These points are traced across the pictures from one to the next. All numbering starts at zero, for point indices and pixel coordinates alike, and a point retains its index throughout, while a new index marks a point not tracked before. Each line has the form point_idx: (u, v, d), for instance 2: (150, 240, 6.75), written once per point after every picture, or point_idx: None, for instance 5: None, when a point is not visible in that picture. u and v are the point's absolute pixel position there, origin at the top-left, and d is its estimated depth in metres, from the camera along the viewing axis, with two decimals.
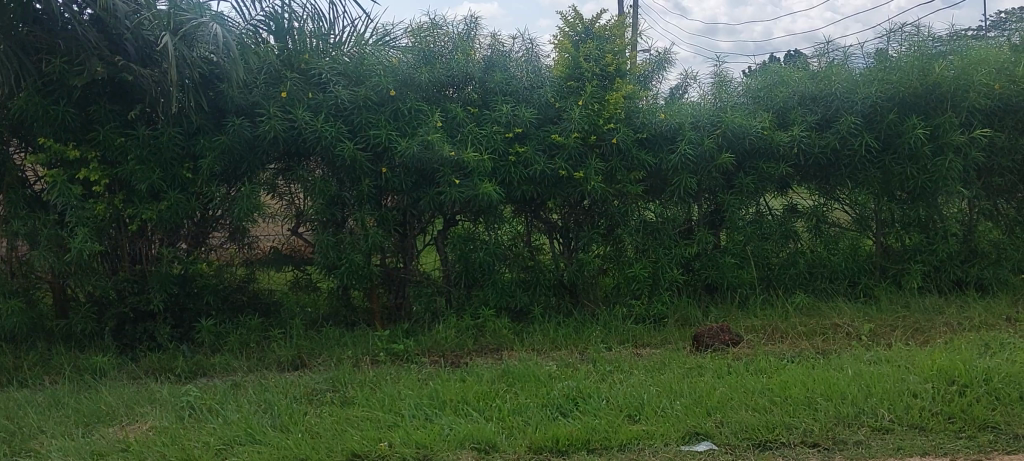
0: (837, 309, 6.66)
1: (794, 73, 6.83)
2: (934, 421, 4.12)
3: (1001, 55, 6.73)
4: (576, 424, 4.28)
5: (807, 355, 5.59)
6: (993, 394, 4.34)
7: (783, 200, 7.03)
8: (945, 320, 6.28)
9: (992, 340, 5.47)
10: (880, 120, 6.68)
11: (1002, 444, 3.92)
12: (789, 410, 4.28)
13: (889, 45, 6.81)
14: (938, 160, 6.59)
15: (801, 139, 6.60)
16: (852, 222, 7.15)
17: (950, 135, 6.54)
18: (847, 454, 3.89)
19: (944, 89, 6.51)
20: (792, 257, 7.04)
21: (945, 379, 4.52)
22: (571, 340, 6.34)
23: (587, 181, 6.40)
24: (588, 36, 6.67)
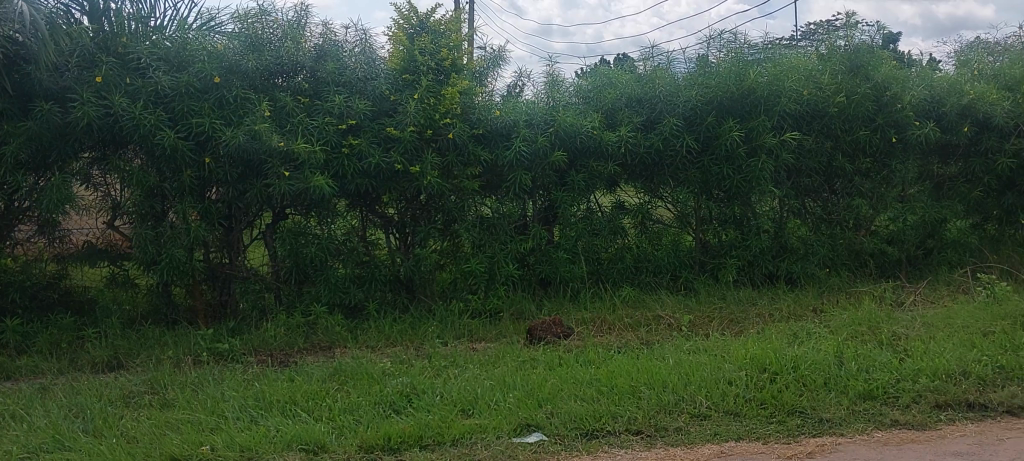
0: (660, 301, 6.92)
1: (622, 76, 7.04)
2: (748, 407, 4.33)
3: (809, 64, 7.18)
4: (408, 421, 4.22)
5: (633, 345, 5.77)
6: (800, 380, 4.59)
7: (612, 197, 7.20)
8: (758, 311, 6.66)
9: (800, 329, 5.82)
10: (700, 123, 6.99)
11: (809, 428, 4.14)
12: (615, 399, 4.40)
13: (709, 51, 7.18)
14: (754, 162, 6.96)
15: (628, 139, 6.80)
16: (674, 219, 7.42)
17: (763, 137, 6.90)
18: (669, 441, 4.02)
19: (759, 94, 6.89)
20: (620, 251, 7.25)
21: (758, 366, 4.75)
22: (406, 336, 6.28)
23: (423, 175, 6.39)
24: (422, 30, 6.63)
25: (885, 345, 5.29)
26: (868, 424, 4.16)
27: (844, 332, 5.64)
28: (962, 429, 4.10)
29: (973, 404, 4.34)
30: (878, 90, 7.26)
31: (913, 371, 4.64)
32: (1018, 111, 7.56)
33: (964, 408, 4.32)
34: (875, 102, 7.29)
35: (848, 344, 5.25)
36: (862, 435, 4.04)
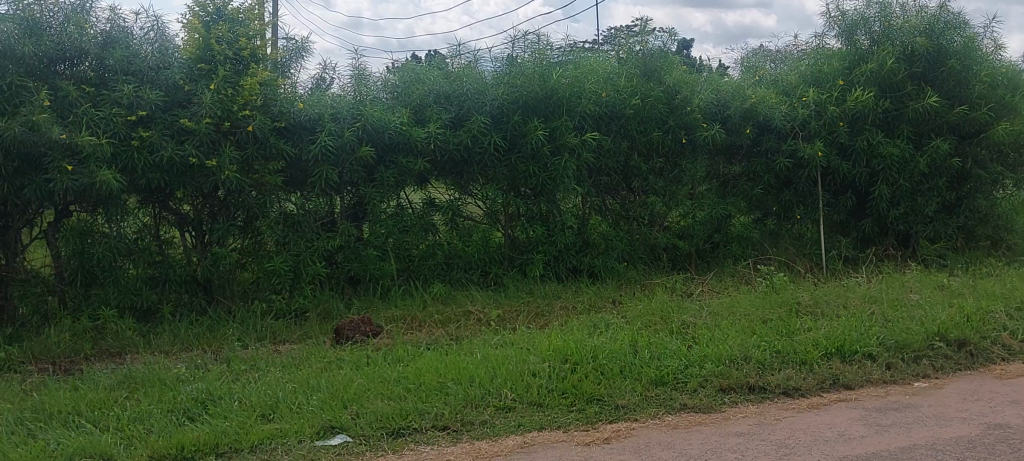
0: (469, 296, 6.96)
1: (429, 72, 7.05)
2: (550, 397, 4.43)
3: (606, 68, 7.51)
4: (205, 428, 4.03)
5: (441, 342, 5.78)
6: (599, 369, 4.76)
7: (422, 193, 7.21)
8: (563, 304, 6.84)
9: (601, 321, 6.05)
10: (506, 121, 7.11)
11: (606, 414, 4.28)
12: (421, 396, 4.39)
13: (514, 50, 7.25)
14: (557, 160, 7.14)
15: (436, 136, 6.81)
16: (483, 215, 7.45)
17: (565, 137, 7.11)
18: (473, 435, 4.05)
19: (560, 95, 7.10)
20: (431, 248, 7.19)
21: (560, 358, 4.88)
22: (205, 340, 6.00)
23: (221, 169, 6.10)
24: (220, 18, 6.28)
25: (677, 334, 5.57)
26: (660, 408, 4.36)
27: (639, 323, 5.89)
28: (743, 410, 4.36)
29: (754, 386, 4.63)
30: (669, 93, 7.63)
31: (701, 357, 4.90)
32: (795, 115, 7.95)
33: (746, 390, 4.60)
34: (667, 104, 7.66)
35: (643, 334, 5.49)
36: (654, 419, 4.23)
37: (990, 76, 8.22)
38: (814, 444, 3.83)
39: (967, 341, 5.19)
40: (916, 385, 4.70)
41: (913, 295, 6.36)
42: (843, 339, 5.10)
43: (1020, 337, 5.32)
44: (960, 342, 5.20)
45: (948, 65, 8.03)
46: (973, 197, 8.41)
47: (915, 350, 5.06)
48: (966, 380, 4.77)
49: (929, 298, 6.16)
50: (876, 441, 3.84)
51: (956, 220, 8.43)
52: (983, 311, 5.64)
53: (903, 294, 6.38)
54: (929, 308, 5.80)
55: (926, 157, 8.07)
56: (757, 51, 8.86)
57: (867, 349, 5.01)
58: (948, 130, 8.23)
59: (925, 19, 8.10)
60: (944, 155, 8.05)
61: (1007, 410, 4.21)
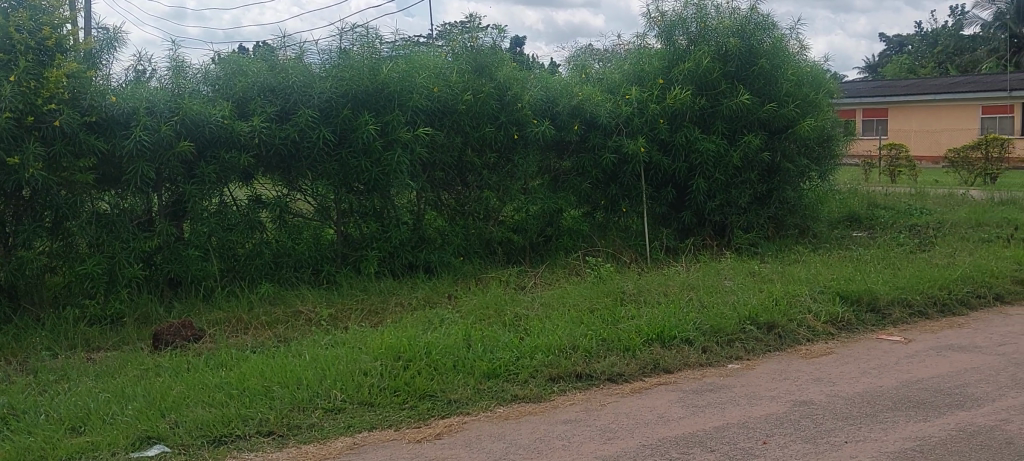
0: (299, 295, 6.79)
1: (252, 64, 6.82)
2: (381, 396, 4.37)
3: (438, 62, 7.44)
4: (5, 446, 3.76)
5: (268, 344, 5.62)
6: (432, 365, 4.74)
7: (247, 190, 6.97)
8: (397, 300, 6.78)
9: (435, 316, 6.04)
10: (335, 116, 6.96)
11: (438, 410, 4.27)
12: (246, 401, 4.25)
13: (343, 43, 7.11)
14: (388, 154, 7.04)
15: (261, 130, 6.63)
16: (314, 211, 7.29)
17: (398, 132, 7.03)
18: (301, 438, 3.96)
19: (391, 89, 7.04)
20: (258, 247, 6.96)
21: (392, 355, 4.84)
22: (8, 351, 5.58)
23: (24, 168, 5.69)
24: (19, 5, 5.83)
25: (509, 327, 5.64)
26: (491, 401, 4.40)
27: (472, 317, 5.93)
28: (571, 398, 4.48)
29: (581, 374, 4.75)
30: (500, 89, 7.69)
31: (531, 348, 4.98)
32: (619, 112, 8.22)
33: (574, 378, 4.72)
34: (497, 100, 7.69)
35: (476, 328, 5.53)
36: (486, 412, 4.27)
37: (795, 74, 8.80)
38: (637, 427, 3.98)
39: (776, 323, 5.54)
40: (730, 367, 4.98)
41: (728, 282, 6.72)
42: (664, 325, 5.32)
43: (822, 318, 5.71)
44: (769, 325, 5.53)
45: (758, 64, 8.55)
46: (782, 188, 8.94)
47: (729, 334, 5.35)
48: (775, 361, 5.08)
49: (741, 285, 6.53)
50: (694, 422, 4.03)
51: (767, 210, 8.93)
52: (790, 295, 6.02)
53: (719, 281, 6.72)
54: (742, 293, 6.14)
55: (738, 151, 8.52)
56: (586, 49, 9.06)
57: (686, 334, 5.25)
58: (759, 126, 8.69)
59: (737, 20, 8.62)
60: (755, 150, 8.56)
61: (810, 387, 4.51)
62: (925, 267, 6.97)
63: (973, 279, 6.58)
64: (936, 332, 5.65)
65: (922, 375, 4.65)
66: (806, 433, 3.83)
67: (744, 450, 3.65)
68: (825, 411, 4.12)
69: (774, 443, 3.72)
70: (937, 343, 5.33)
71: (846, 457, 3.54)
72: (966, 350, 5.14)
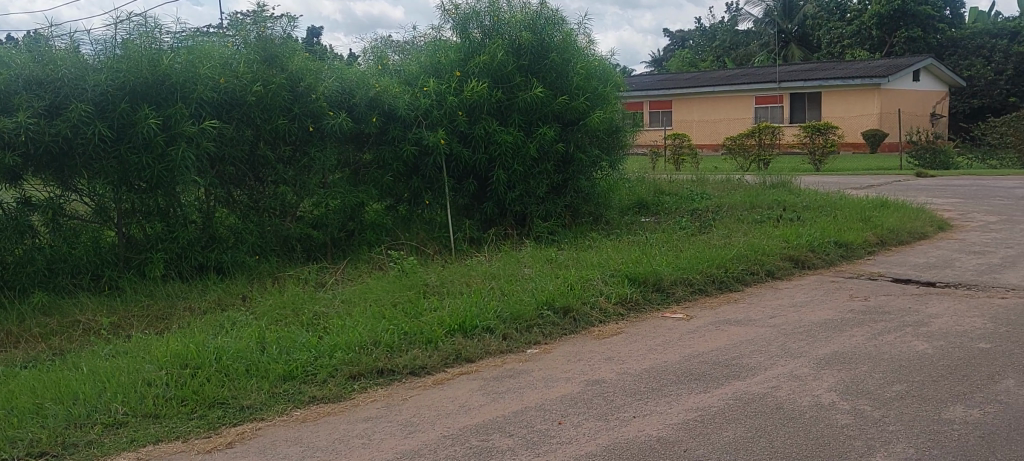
0: (77, 304, 6.34)
1: (16, 55, 6.28)
2: (168, 406, 4.13)
3: (224, 52, 7.15)
4: None
5: (40, 358, 5.19)
6: (222, 371, 4.53)
7: (14, 193, 6.49)
8: (186, 305, 6.44)
9: (226, 320, 5.80)
10: (111, 110, 6.51)
11: (229, 418, 4.09)
12: (14, 422, 3.90)
13: (118, 33, 6.66)
14: (172, 149, 6.64)
15: (28, 126, 6.14)
16: (92, 213, 6.79)
17: (181, 125, 6.65)
18: (77, 458, 3.67)
19: (173, 80, 6.67)
20: (29, 253, 6.52)
21: (179, 363, 4.59)
22: None
23: None
24: None
25: (307, 327, 5.50)
26: (287, 404, 4.26)
27: (266, 318, 5.73)
28: (372, 395, 4.42)
29: (383, 370, 4.70)
30: (293, 79, 7.45)
31: (330, 346, 4.87)
32: (417, 104, 8.18)
33: (375, 375, 4.66)
34: (289, 91, 7.42)
35: (270, 329, 5.35)
36: (281, 416, 4.13)
37: (585, 68, 9.11)
38: (437, 419, 3.98)
39: (571, 308, 5.71)
40: (529, 352, 5.09)
41: (527, 269, 6.87)
42: (465, 315, 5.35)
43: (614, 300, 5.96)
44: (565, 309, 5.69)
45: (550, 57, 8.79)
46: (576, 178, 9.22)
47: (527, 320, 5.46)
48: (570, 344, 5.24)
49: (539, 272, 6.69)
50: (493, 409, 4.09)
51: (563, 200, 9.16)
52: (585, 280, 6.23)
53: (518, 270, 6.85)
54: (539, 281, 6.28)
55: (535, 143, 8.67)
56: (385, 40, 9.01)
57: (486, 323, 5.31)
58: (553, 118, 8.89)
59: (529, 14, 8.85)
60: (550, 141, 8.75)
61: (603, 366, 4.69)
62: (707, 248, 7.41)
63: (747, 257, 7.07)
64: (715, 307, 6.03)
65: (704, 350, 4.94)
66: (599, 411, 3.98)
67: (540, 432, 3.74)
68: (617, 388, 4.29)
69: (569, 423, 3.83)
70: (716, 319, 5.69)
71: (635, 431, 3.70)
72: (742, 323, 5.51)
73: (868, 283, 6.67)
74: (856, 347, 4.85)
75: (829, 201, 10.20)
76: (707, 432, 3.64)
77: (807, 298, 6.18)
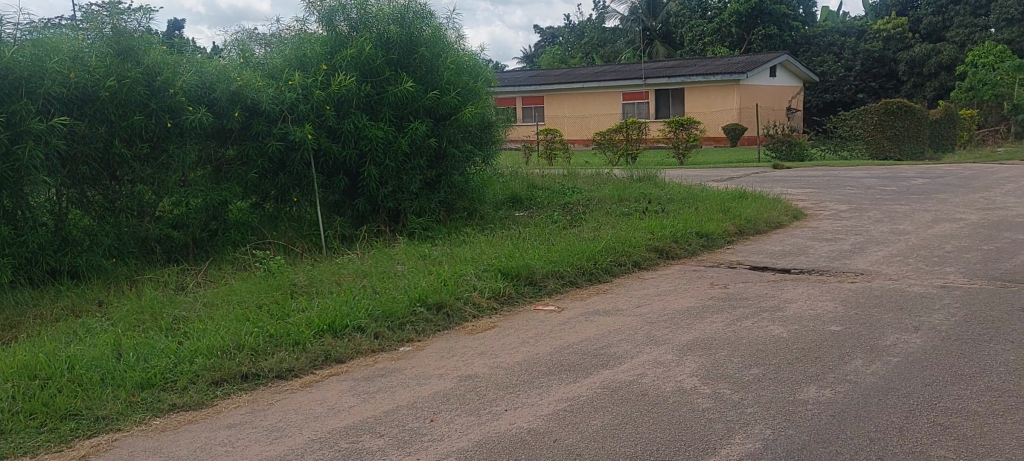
0: None
1: None
2: (14, 421, 3.89)
3: (73, 44, 6.80)
4: None
5: None
6: (76, 381, 4.31)
7: None
8: (36, 314, 6.11)
9: (80, 327, 5.52)
10: None
11: (82, 430, 3.88)
12: None
13: None
14: (17, 148, 6.28)
15: None
16: None
17: (27, 123, 6.32)
18: None
19: (16, 74, 6.31)
20: None
21: (27, 375, 4.34)
22: None
23: None
24: None
25: (168, 332, 5.29)
26: (145, 413, 4.08)
27: (123, 324, 5.48)
28: (236, 401, 4.29)
29: (247, 374, 4.57)
30: (149, 73, 7.13)
31: (190, 352, 4.69)
32: (282, 98, 7.98)
33: (240, 380, 4.53)
34: (146, 86, 7.11)
35: (127, 335, 5.12)
36: (140, 426, 3.95)
37: (455, 62, 9.11)
38: (304, 423, 3.90)
39: (444, 304, 5.70)
40: (401, 350, 5.05)
41: (400, 266, 6.82)
42: (334, 315, 5.26)
43: (486, 294, 5.98)
44: (438, 305, 5.68)
45: (418, 52, 8.74)
46: (449, 173, 9.16)
47: (399, 318, 5.42)
48: (442, 340, 5.23)
49: (413, 268, 6.65)
50: (363, 409, 4.03)
51: (437, 195, 9.11)
52: (457, 275, 6.23)
53: (390, 267, 6.79)
54: (411, 277, 6.24)
55: (406, 138, 8.57)
56: (248, 33, 8.75)
57: (357, 322, 5.24)
58: (424, 113, 8.83)
59: (397, 7, 8.77)
60: (422, 136, 8.66)
61: (476, 361, 4.71)
62: (576, 241, 7.54)
63: (616, 249, 7.24)
64: (585, 298, 6.15)
65: (573, 340, 5.02)
66: (470, 406, 3.98)
67: (411, 430, 3.71)
68: (489, 382, 4.31)
69: (440, 419, 3.82)
70: (586, 310, 5.80)
71: (506, 424, 3.73)
72: (610, 314, 5.63)
73: (729, 271, 6.93)
74: (717, 332, 5.04)
75: (693, 194, 10.55)
76: (576, 422, 3.70)
77: (671, 287, 6.37)
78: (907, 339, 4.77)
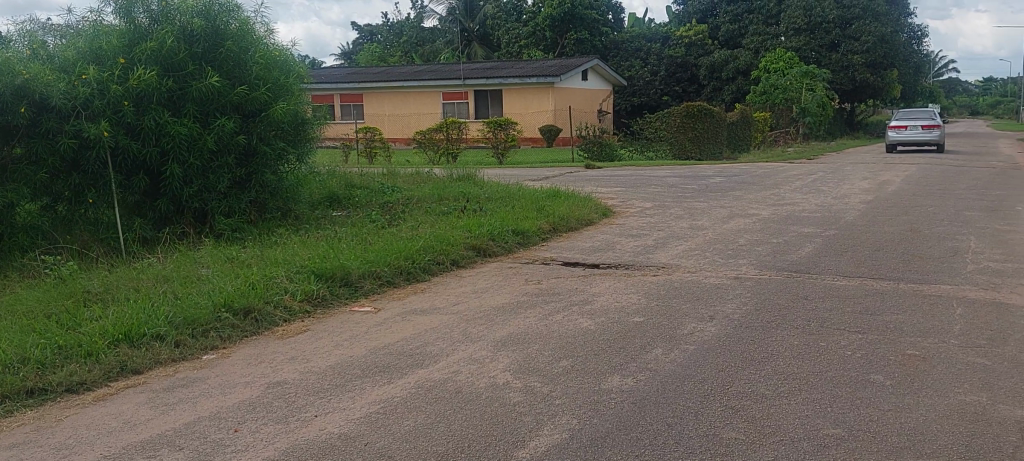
0: None
1: None
2: None
3: None
4: None
5: None
6: None
7: None
8: None
9: None
10: None
11: None
12: None
13: None
14: None
15: None
16: None
17: None
18: None
19: None
20: None
21: None
22: None
23: None
24: None
25: None
26: None
27: None
28: (18, 419, 3.98)
29: (33, 390, 4.26)
30: None
31: None
32: (74, 93, 7.48)
33: (24, 396, 4.21)
34: None
35: None
36: None
37: (264, 58, 8.80)
38: (96, 439, 3.68)
39: (252, 308, 5.52)
40: (204, 358, 4.85)
41: (206, 270, 6.55)
42: (130, 323, 4.99)
43: (298, 297, 5.84)
44: (245, 310, 5.49)
45: (224, 46, 8.38)
46: (260, 172, 8.80)
47: (203, 324, 5.20)
48: (251, 346, 5.05)
49: (219, 272, 6.41)
50: (163, 422, 3.84)
51: (247, 194, 8.76)
52: (267, 278, 6.05)
53: (195, 271, 6.51)
54: (217, 281, 6.01)
55: (213, 135, 8.18)
56: (39, 23, 8.15)
57: (156, 330, 4.98)
58: (232, 109, 8.45)
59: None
60: (230, 133, 8.28)
61: (285, 367, 4.59)
62: (393, 240, 7.48)
63: (433, 248, 7.25)
64: (402, 298, 6.13)
65: (388, 341, 4.99)
66: (278, 413, 3.88)
67: (213, 442, 3.57)
68: (299, 388, 4.21)
69: (245, 429, 3.70)
70: (402, 310, 5.77)
71: (315, 430, 3.65)
72: (426, 313, 5.64)
73: (543, 267, 7.10)
74: (530, 328, 5.15)
75: (510, 192, 10.74)
76: (388, 423, 3.69)
77: (487, 285, 6.46)
78: (704, 328, 5.05)
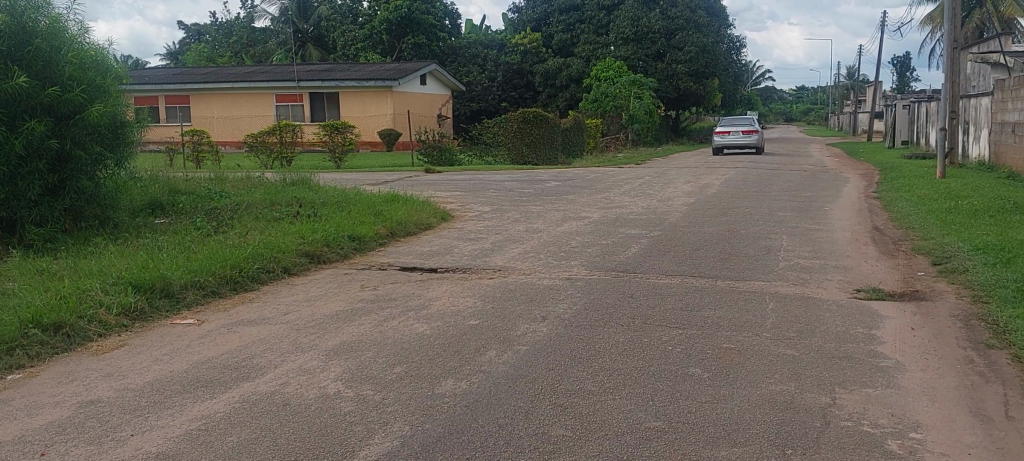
0: None
1: None
2: None
3: None
4: None
5: None
6: None
7: None
8: None
9: None
10: None
11: None
12: None
13: None
14: None
15: None
16: None
17: None
18: None
19: None
20: None
21: None
22: None
23: None
24: None
25: None
26: None
27: None
28: None
29: None
30: None
31: None
32: None
33: None
34: None
35: None
36: None
37: (78, 57, 8.28)
38: None
39: (63, 324, 5.18)
40: (8, 378, 4.52)
41: (11, 284, 6.11)
42: None
43: (114, 311, 5.53)
44: (55, 325, 5.15)
45: (32, 44, 7.84)
46: (75, 178, 8.28)
47: (8, 342, 4.84)
48: (61, 364, 4.75)
49: (27, 285, 5.99)
50: None
51: (61, 202, 8.23)
52: (80, 291, 5.71)
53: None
54: (24, 296, 5.62)
55: (20, 139, 7.64)
56: None
57: None
58: (42, 111, 7.90)
59: None
60: (40, 137, 7.75)
61: (100, 385, 4.34)
62: (219, 248, 7.22)
63: (263, 255, 7.04)
64: (228, 309, 5.93)
65: (212, 354, 4.80)
66: (89, 434, 3.67)
67: None
68: (114, 406, 4.00)
69: (53, 453, 3.47)
70: (228, 321, 5.58)
71: (130, 450, 3.48)
72: (254, 323, 5.47)
73: (378, 273, 7.04)
74: (363, 335, 5.10)
75: (346, 197, 10.59)
76: (209, 440, 3.55)
77: (320, 292, 6.34)
78: (535, 328, 5.15)
